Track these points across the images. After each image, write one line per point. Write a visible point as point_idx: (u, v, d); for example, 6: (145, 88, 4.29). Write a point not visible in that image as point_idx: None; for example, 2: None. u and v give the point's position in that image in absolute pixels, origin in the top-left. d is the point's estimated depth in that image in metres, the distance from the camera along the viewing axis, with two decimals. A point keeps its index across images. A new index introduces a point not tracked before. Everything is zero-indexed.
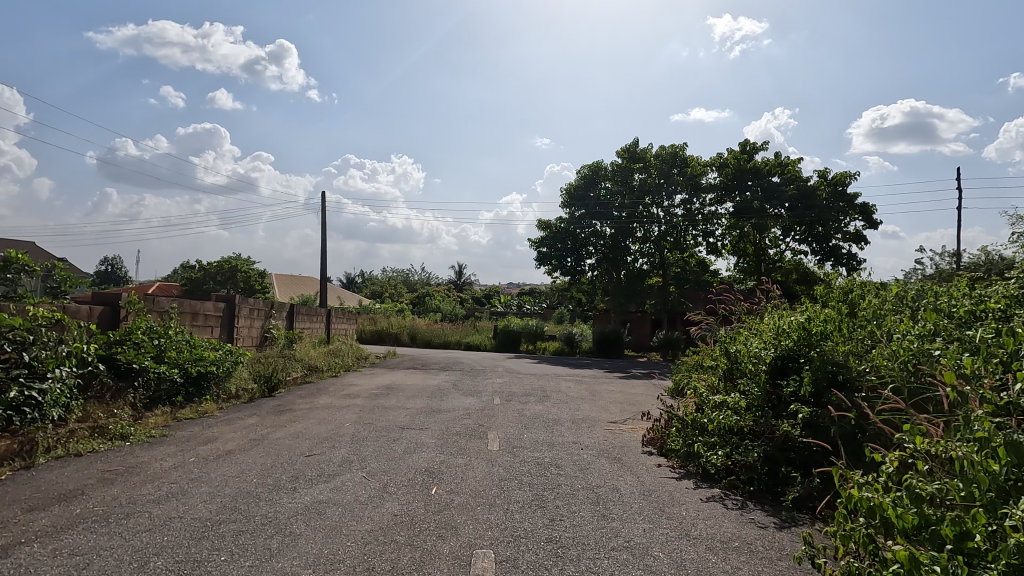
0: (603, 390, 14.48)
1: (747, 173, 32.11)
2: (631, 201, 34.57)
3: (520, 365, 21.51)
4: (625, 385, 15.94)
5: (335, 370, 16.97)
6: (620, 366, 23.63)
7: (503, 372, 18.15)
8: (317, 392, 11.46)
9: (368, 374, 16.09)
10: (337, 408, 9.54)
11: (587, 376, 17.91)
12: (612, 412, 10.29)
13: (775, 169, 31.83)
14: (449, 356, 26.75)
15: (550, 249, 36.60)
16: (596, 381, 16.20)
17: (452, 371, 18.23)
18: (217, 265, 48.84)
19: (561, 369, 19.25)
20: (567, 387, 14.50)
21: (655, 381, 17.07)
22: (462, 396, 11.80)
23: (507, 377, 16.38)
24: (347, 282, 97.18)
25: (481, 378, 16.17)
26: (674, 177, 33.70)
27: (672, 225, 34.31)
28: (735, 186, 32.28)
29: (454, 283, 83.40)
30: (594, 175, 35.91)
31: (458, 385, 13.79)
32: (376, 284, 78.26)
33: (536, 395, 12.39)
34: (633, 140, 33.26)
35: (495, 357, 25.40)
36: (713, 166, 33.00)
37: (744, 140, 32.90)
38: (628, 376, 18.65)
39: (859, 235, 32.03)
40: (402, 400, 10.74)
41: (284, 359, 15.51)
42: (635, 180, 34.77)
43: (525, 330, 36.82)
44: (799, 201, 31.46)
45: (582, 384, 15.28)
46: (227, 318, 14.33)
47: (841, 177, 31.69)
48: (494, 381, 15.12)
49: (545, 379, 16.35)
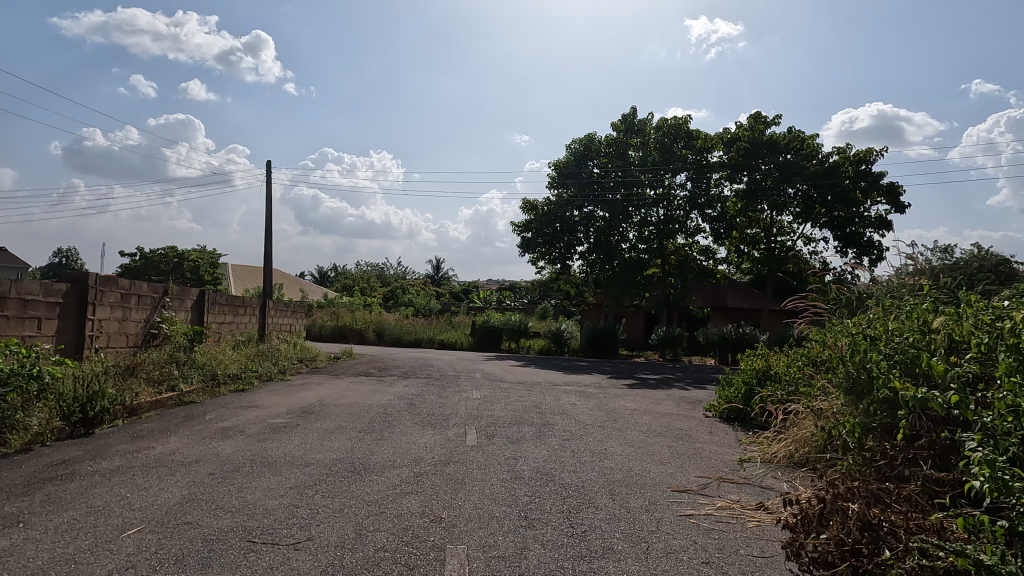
0: (624, 410, 10.30)
1: (762, 147, 28.08)
2: (627, 181, 30.50)
3: (504, 370, 17.15)
4: (648, 401, 11.75)
5: (252, 380, 12.44)
6: (623, 369, 19.47)
7: (483, 380, 13.84)
8: (175, 426, 6.98)
9: (295, 387, 11.66)
10: (169, 467, 5.10)
11: (592, 387, 13.67)
12: (669, 467, 6.08)
13: (792, 144, 27.89)
14: (419, 357, 22.40)
15: (536, 235, 32.36)
16: (607, 396, 12.00)
17: (415, 380, 13.80)
18: (161, 254, 43.60)
19: (556, 378, 14.99)
20: (573, 406, 10.25)
21: (684, 395, 12.96)
22: (415, 428, 7.50)
23: (487, 390, 12.08)
24: (318, 276, 91.70)
25: (452, 390, 11.83)
26: (678, 153, 29.76)
27: (673, 209, 30.43)
28: (747, 165, 28.30)
29: (431, 277, 78.84)
30: (586, 150, 31.70)
31: (416, 406, 9.46)
32: (347, 277, 73.15)
33: (531, 424, 8.12)
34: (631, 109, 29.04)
35: (473, 359, 21.13)
36: (721, 141, 29.07)
37: (757, 111, 28.93)
38: (645, 387, 14.45)
39: (884, 220, 28.35)
40: (309, 441, 6.36)
41: (171, 367, 10.94)
42: (633, 156, 30.66)
43: (506, 326, 32.53)
44: (821, 179, 27.60)
45: (591, 402, 11.04)
46: (73, 307, 9.72)
47: (865, 154, 27.87)
48: (470, 396, 10.89)
49: (537, 392, 12.08)
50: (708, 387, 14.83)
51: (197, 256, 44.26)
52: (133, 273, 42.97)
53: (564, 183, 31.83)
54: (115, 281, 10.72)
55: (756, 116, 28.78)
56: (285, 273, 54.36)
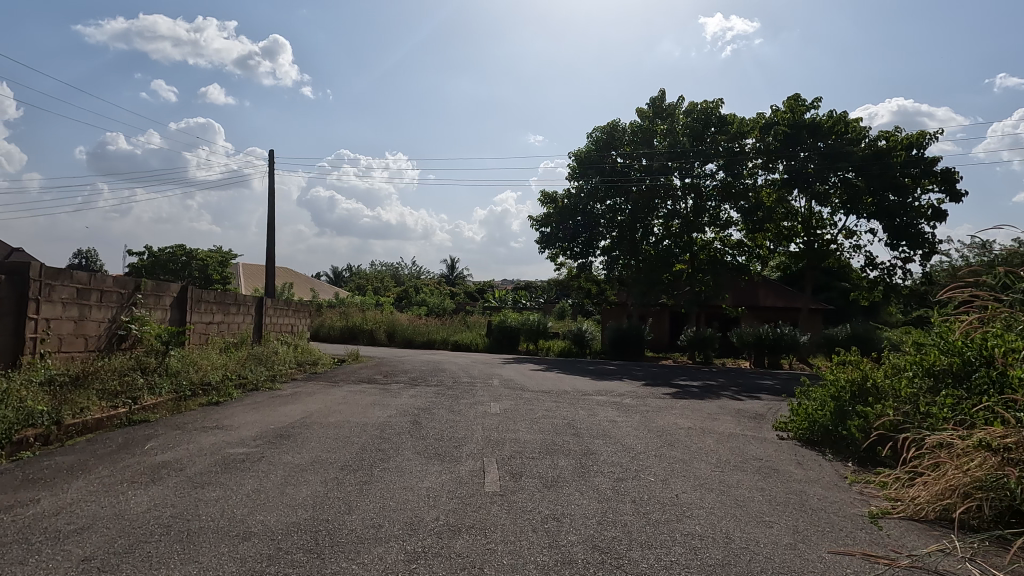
0: (676, 429, 8.39)
1: (803, 131, 25.78)
2: (653, 171, 28.47)
3: (525, 375, 15.29)
4: (700, 416, 9.84)
5: (230, 389, 10.61)
6: (656, 375, 17.54)
7: (502, 389, 12.00)
8: (93, 461, 5.22)
9: (284, 398, 9.91)
10: (25, 546, 3.33)
11: (628, 398, 11.77)
12: (781, 533, 4.17)
13: (836, 127, 25.55)
14: (431, 360, 20.72)
15: (555, 230, 30.46)
16: (649, 410, 10.08)
17: (424, 388, 12.01)
18: (169, 252, 42.37)
19: (585, 386, 13.11)
20: (613, 425, 8.37)
21: (739, 408, 11.01)
22: (416, 461, 5.65)
23: (507, 401, 10.26)
24: (333, 276, 90.63)
25: (467, 402, 9.99)
26: (709, 139, 27.61)
27: (703, 200, 28.34)
28: (785, 152, 26.05)
29: (446, 277, 77.40)
30: (609, 138, 29.68)
31: (422, 425, 7.64)
32: (361, 277, 71.87)
33: (568, 453, 6.25)
34: (660, 91, 26.99)
35: (490, 362, 19.31)
36: (757, 126, 26.93)
37: (796, 93, 26.64)
38: (689, 397, 12.51)
39: (939, 211, 25.98)
40: (266, 489, 4.56)
41: (135, 375, 9.23)
42: (660, 144, 28.56)
43: (523, 326, 30.64)
44: (869, 165, 25.28)
45: (633, 418, 9.17)
46: (10, 302, 8.14)
47: (917, 137, 25.50)
48: (488, 411, 9.05)
49: (567, 405, 10.18)
50: (761, 397, 12.86)
51: (205, 255, 42.99)
52: (141, 273, 41.86)
53: (586, 173, 29.80)
54: (67, 274, 9.06)
55: (794, 98, 26.49)
56: (297, 273, 53.08)
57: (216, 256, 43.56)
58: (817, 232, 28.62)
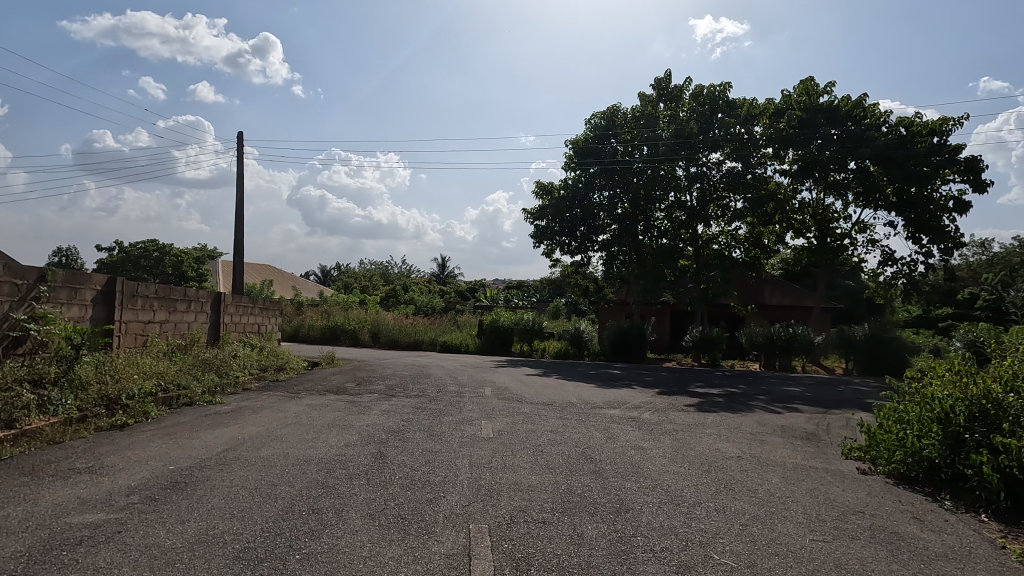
0: (724, 459, 6.43)
1: (819, 115, 23.93)
2: (655, 160, 26.62)
3: (521, 383, 13.29)
4: (743, 438, 7.88)
5: (154, 404, 8.47)
6: (668, 380, 15.62)
7: (496, 401, 9.98)
8: None
9: (220, 416, 7.85)
10: None
11: (646, 412, 9.81)
12: None
13: (854, 112, 23.73)
14: (415, 363, 18.64)
15: (552, 222, 28.50)
16: (679, 431, 8.11)
17: (401, 401, 9.97)
18: (141, 247, 39.93)
19: (593, 397, 11.12)
20: (642, 455, 6.40)
21: (783, 426, 9.07)
22: (364, 537, 3.61)
23: (502, 419, 8.28)
24: (320, 275, 88.22)
25: (451, 421, 7.96)
26: (717, 125, 25.72)
27: (709, 190, 26.54)
28: (799, 139, 24.23)
29: (437, 276, 75.43)
30: (610, 124, 27.72)
31: (388, 459, 5.62)
32: (349, 276, 69.56)
33: (595, 513, 4.26)
34: (665, 72, 25.10)
35: (481, 366, 17.30)
36: (768, 111, 25.13)
37: (810, 76, 24.79)
38: (717, 409, 10.57)
39: (962, 203, 24.26)
40: None
41: (18, 389, 7.07)
42: (663, 131, 26.68)
43: (517, 325, 28.54)
44: (890, 153, 23.44)
45: (664, 443, 7.18)
46: None
47: (940, 123, 23.65)
48: (478, 435, 7.04)
49: (577, 425, 8.18)
50: (800, 409, 10.95)
51: (180, 251, 40.65)
52: (110, 269, 39.40)
53: (583, 162, 27.86)
54: None
55: (808, 81, 24.60)
56: (280, 270, 50.82)
57: (191, 252, 41.21)
58: (830, 226, 26.88)
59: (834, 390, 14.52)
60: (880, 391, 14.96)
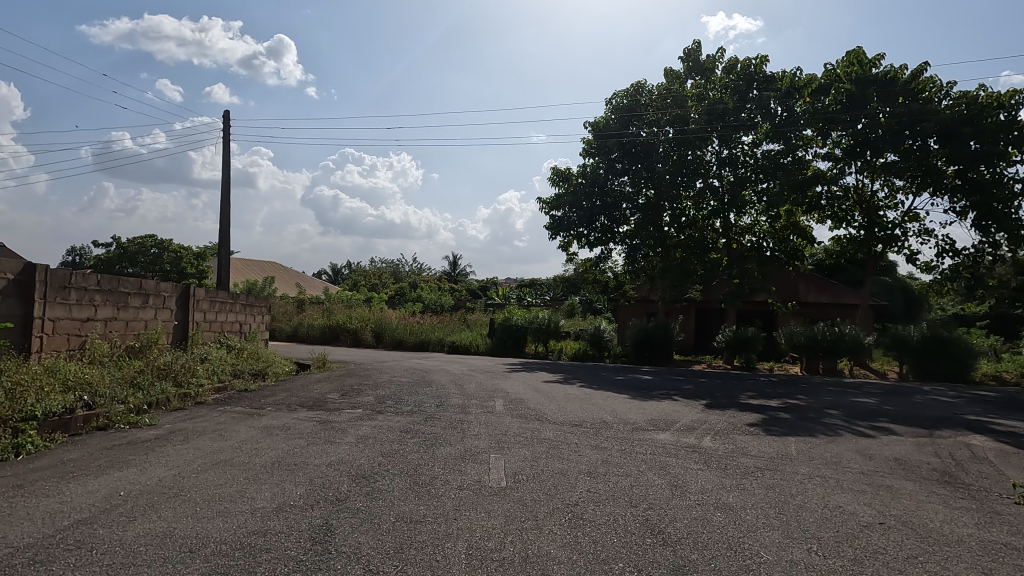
0: (865, 533, 4.15)
1: (870, 90, 21.39)
2: (682, 143, 24.28)
3: (539, 393, 11.06)
4: (859, 482, 5.58)
5: (47, 428, 6.35)
6: (711, 389, 13.29)
7: (508, 422, 7.73)
8: None
9: (131, 449, 5.71)
10: None
11: (706, 438, 7.52)
12: None
13: (911, 85, 21.12)
14: (418, 367, 16.50)
15: (569, 212, 26.22)
16: (765, 472, 5.81)
17: (389, 420, 7.81)
18: (138, 243, 38.13)
19: (631, 414, 8.84)
20: (737, 525, 4.13)
21: (896, 458, 6.74)
22: None
23: (519, 452, 6.06)
24: (331, 273, 86.60)
25: (448, 456, 5.75)
26: (752, 103, 23.28)
27: (743, 175, 24.11)
28: (846, 116, 21.69)
29: (448, 274, 73.49)
30: (633, 104, 25.38)
31: (335, 545, 3.42)
32: (356, 274, 67.74)
33: None
34: (695, 44, 22.72)
35: (492, 371, 15.09)
36: (811, 87, 22.61)
37: (859, 46, 22.23)
38: (792, 431, 8.25)
39: None
40: None
41: None
42: (692, 111, 24.34)
43: (532, 325, 26.25)
44: (954, 131, 20.78)
45: (758, 496, 4.92)
46: None
47: (1009, 97, 20.93)
48: (484, 484, 4.80)
49: (622, 461, 5.92)
50: (897, 431, 8.58)
51: (179, 246, 38.96)
52: (106, 267, 37.69)
53: (604, 146, 25.56)
54: None
55: (857, 51, 22.09)
56: (285, 267, 49.09)
57: (190, 248, 39.49)
58: (878, 215, 24.28)
59: (913, 402, 12.09)
60: (967, 402, 12.51)
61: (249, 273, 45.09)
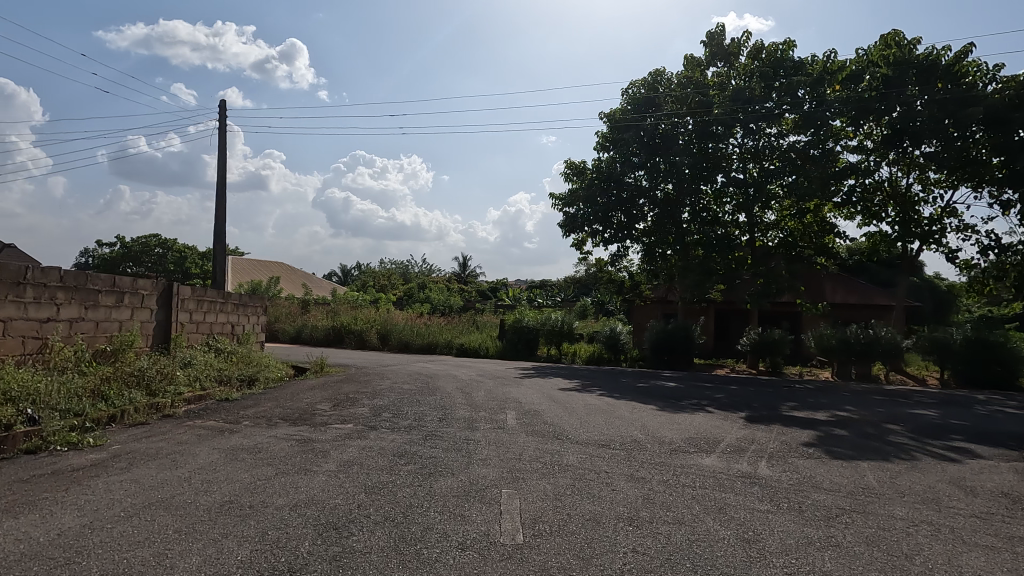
0: None
1: (908, 75, 19.93)
2: (704, 134, 22.93)
3: (556, 404, 9.81)
4: (982, 532, 4.29)
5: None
6: (746, 398, 11.95)
7: (523, 442, 6.51)
8: None
9: (54, 481, 4.57)
10: None
11: (761, 463, 6.24)
12: None
13: (952, 69, 19.62)
14: (422, 372, 15.31)
15: (583, 208, 24.97)
16: (854, 515, 4.52)
17: (382, 438, 6.61)
18: (141, 243, 37.38)
19: (666, 431, 7.58)
20: None
21: (1004, 494, 5.42)
22: None
23: (537, 486, 4.84)
24: (340, 274, 85.90)
25: (448, 492, 4.54)
26: (779, 90, 21.86)
27: (768, 168, 22.71)
28: (881, 103, 20.23)
29: (457, 275, 72.34)
30: (652, 94, 24.08)
31: None
32: (365, 275, 66.79)
33: None
34: (719, 28, 21.38)
35: (503, 377, 13.88)
36: (843, 73, 21.18)
37: (896, 29, 20.77)
38: (860, 453, 6.94)
39: None
40: None
41: None
42: (714, 101, 22.99)
43: (544, 327, 25.01)
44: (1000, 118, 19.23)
45: (864, 558, 3.65)
46: None
47: None
48: (493, 541, 3.59)
49: (668, 499, 4.67)
50: (983, 453, 7.23)
51: (183, 246, 38.18)
52: (109, 267, 36.96)
53: (620, 139, 24.30)
54: None
55: (893, 34, 20.63)
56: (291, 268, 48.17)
57: (195, 248, 38.69)
58: (913, 210, 22.76)
59: (979, 415, 10.67)
60: None
61: (255, 274, 44.25)
